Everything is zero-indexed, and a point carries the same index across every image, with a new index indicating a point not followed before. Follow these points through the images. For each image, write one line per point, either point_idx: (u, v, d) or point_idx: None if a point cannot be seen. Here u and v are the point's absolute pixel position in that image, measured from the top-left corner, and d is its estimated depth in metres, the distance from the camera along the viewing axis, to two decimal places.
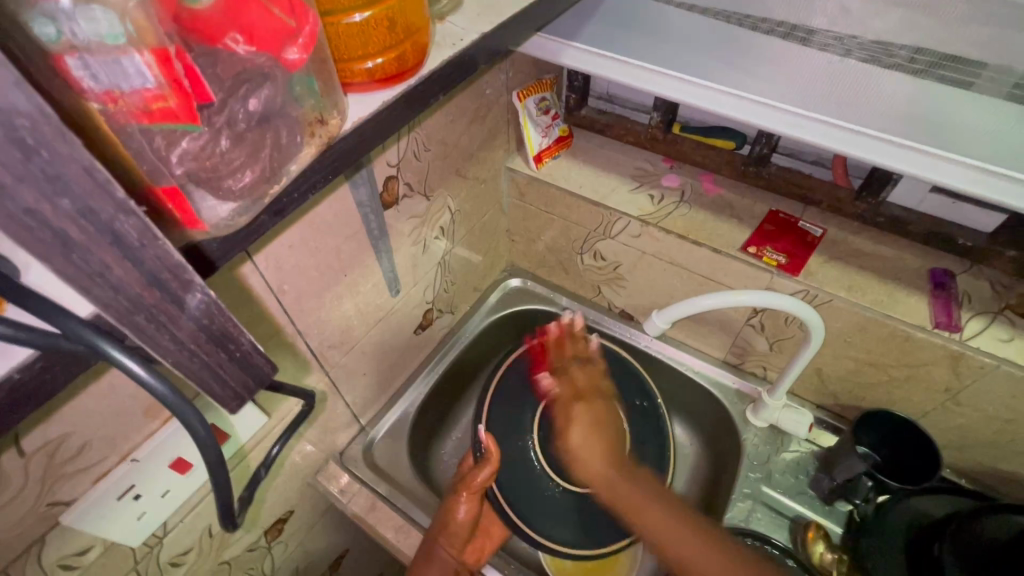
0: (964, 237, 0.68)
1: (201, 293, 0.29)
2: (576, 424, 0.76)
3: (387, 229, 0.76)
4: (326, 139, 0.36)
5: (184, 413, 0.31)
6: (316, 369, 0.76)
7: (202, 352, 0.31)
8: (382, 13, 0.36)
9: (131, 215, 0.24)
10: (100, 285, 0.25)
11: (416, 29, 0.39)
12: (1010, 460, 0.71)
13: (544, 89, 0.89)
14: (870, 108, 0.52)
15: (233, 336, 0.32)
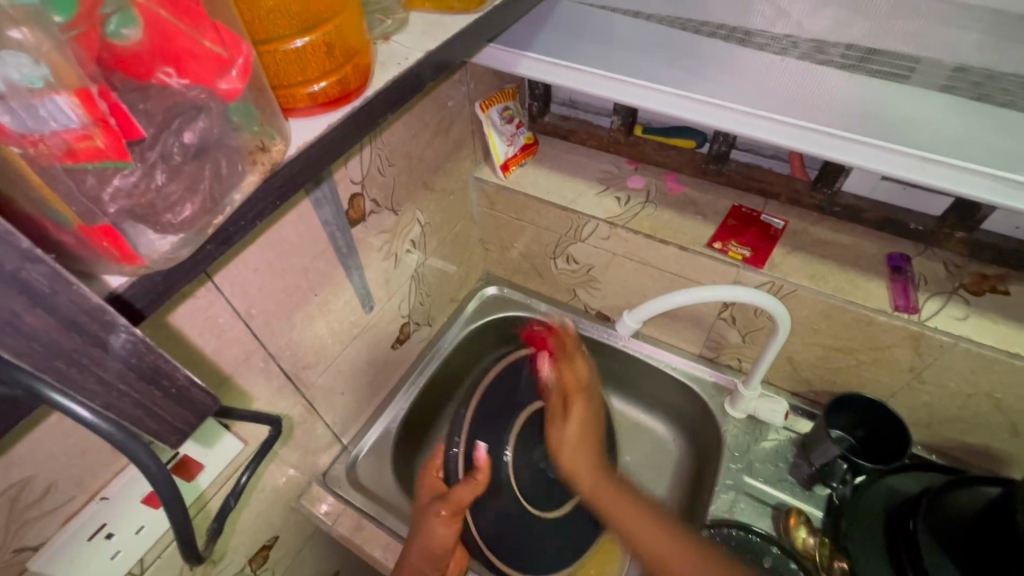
0: (914, 221, 0.71)
1: (127, 333, 0.26)
2: (574, 403, 0.72)
3: (356, 245, 0.72)
4: (271, 167, 0.30)
5: (132, 454, 0.27)
6: (291, 392, 0.71)
7: (134, 391, 0.27)
8: (321, 39, 0.30)
9: (40, 263, 0.22)
10: (9, 333, 0.22)
11: (357, 51, 0.33)
12: (976, 432, 0.74)
13: (507, 99, 0.88)
14: (827, 112, 0.49)
15: (169, 371, 0.28)
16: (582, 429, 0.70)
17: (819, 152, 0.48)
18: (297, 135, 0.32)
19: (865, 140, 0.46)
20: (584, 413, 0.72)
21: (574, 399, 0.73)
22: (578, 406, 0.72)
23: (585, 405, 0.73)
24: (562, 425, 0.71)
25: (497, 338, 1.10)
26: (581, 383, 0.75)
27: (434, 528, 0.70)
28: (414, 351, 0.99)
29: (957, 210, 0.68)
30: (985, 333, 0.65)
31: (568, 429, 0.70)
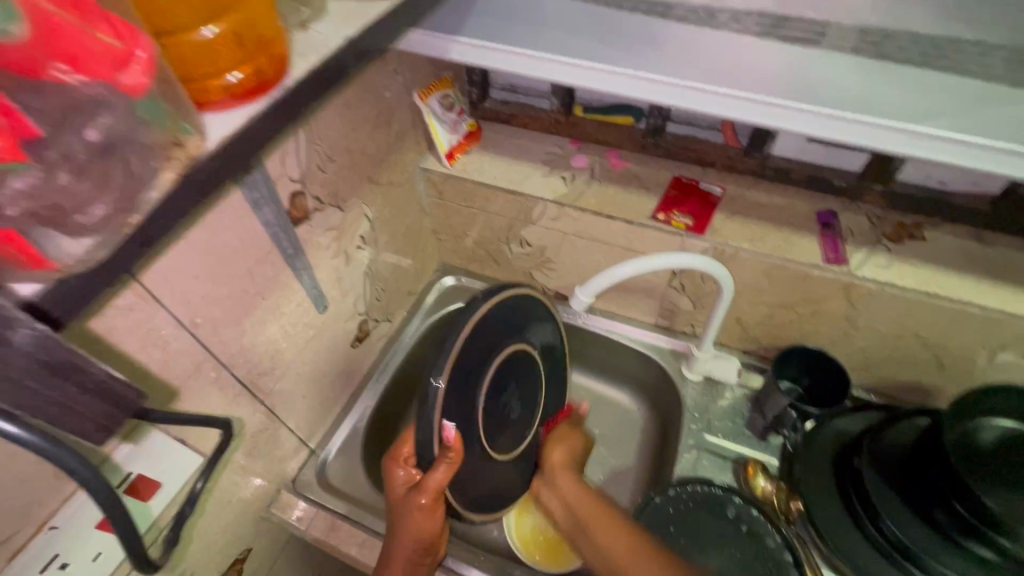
0: (838, 178, 0.76)
1: (31, 328, 0.26)
2: (556, 445, 0.76)
3: (303, 245, 0.71)
4: (187, 163, 0.30)
5: (60, 461, 0.29)
6: (249, 400, 0.70)
7: (46, 388, 0.28)
8: (230, 28, 0.31)
9: None
10: None
11: (270, 40, 0.34)
12: (907, 370, 0.80)
13: (445, 86, 0.88)
14: (748, 77, 0.52)
15: (80, 365, 0.29)
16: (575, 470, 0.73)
17: (743, 117, 0.52)
18: (216, 126, 0.32)
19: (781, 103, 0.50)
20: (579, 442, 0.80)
21: (552, 443, 0.77)
22: (572, 443, 0.77)
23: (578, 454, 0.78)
24: (563, 450, 0.76)
25: None
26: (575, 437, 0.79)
27: (416, 516, 0.65)
28: (376, 349, 0.98)
29: (876, 167, 0.72)
30: (906, 277, 0.70)
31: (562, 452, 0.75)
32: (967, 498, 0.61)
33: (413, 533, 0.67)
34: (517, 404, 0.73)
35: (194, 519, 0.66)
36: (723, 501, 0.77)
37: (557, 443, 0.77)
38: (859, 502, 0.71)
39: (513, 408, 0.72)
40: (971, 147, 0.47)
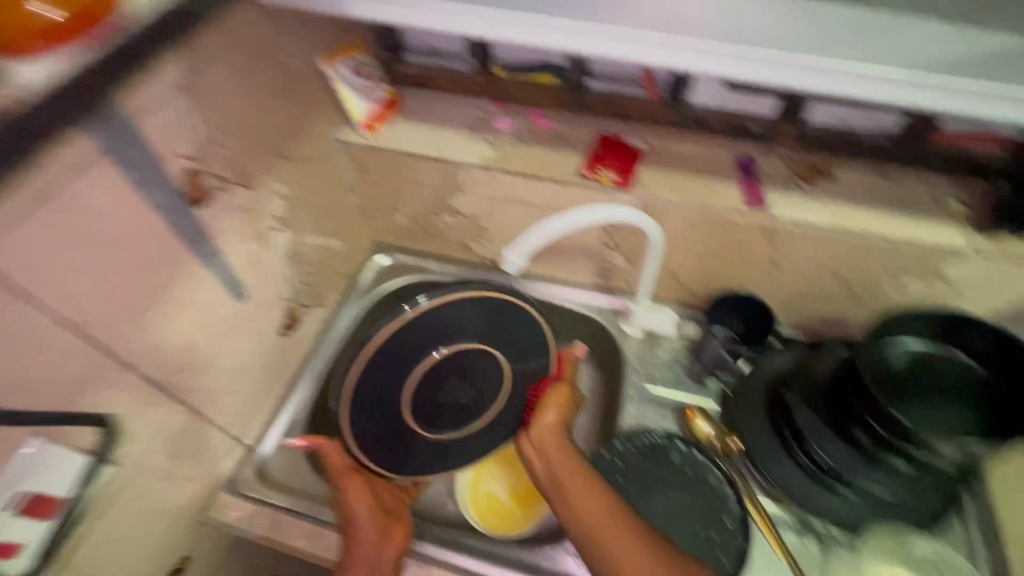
0: (755, 124, 0.78)
1: None
2: (549, 406, 0.69)
3: (207, 229, 0.65)
4: None
5: None
6: (165, 401, 0.65)
7: None
8: None
9: None
10: None
11: None
12: (827, 305, 0.84)
13: (354, 53, 0.84)
14: (681, 21, 0.53)
15: None
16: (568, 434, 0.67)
17: (686, 61, 0.54)
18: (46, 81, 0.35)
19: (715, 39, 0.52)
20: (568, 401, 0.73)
21: (545, 406, 0.69)
22: (567, 405, 0.70)
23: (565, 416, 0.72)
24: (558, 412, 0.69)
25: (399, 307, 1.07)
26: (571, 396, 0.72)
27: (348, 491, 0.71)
28: (308, 336, 0.93)
29: (786, 111, 0.75)
30: (820, 216, 0.73)
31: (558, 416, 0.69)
32: (876, 410, 0.65)
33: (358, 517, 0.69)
34: (472, 394, 0.75)
35: (115, 533, 0.61)
36: (666, 447, 0.80)
37: (554, 403, 0.70)
38: (789, 431, 0.75)
39: (459, 397, 0.74)
40: (871, 73, 0.51)
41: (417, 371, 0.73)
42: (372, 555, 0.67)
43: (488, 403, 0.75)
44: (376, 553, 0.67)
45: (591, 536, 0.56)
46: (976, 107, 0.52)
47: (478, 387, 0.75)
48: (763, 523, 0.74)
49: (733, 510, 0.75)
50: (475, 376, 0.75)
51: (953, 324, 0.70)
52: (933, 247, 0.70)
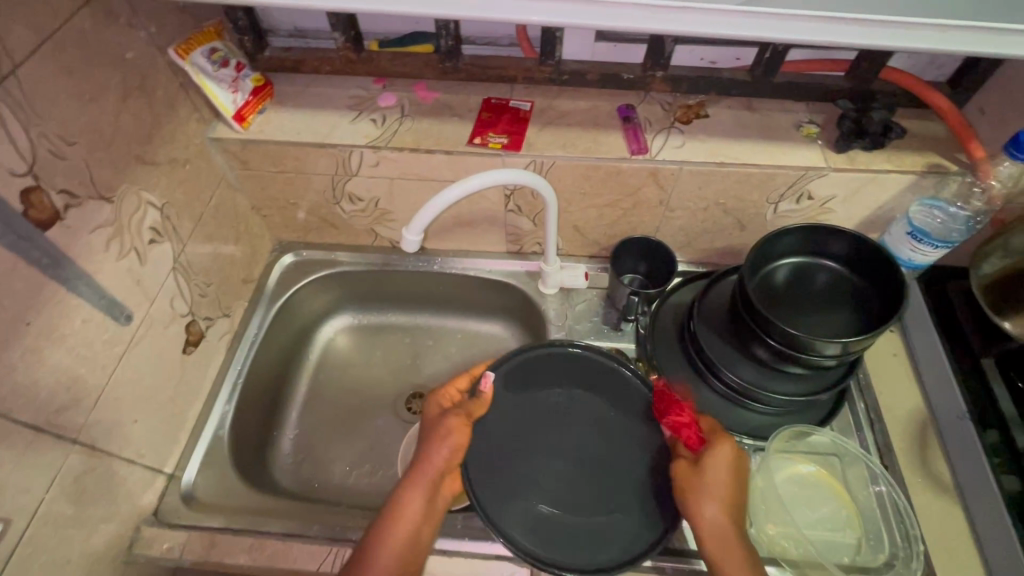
0: (627, 72, 0.80)
1: None
2: (696, 495, 0.62)
3: (65, 251, 0.59)
4: None
5: None
6: (51, 443, 0.59)
7: None
8: None
9: None
10: None
11: None
12: (719, 238, 0.90)
13: (212, 40, 0.78)
14: None
15: None
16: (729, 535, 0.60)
17: (536, 17, 0.58)
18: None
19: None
20: (732, 479, 0.63)
21: (692, 490, 0.63)
22: (718, 491, 0.62)
23: (738, 499, 0.63)
24: (714, 507, 0.61)
25: (315, 305, 1.04)
26: (727, 478, 0.63)
27: (450, 424, 0.70)
28: (217, 349, 0.88)
29: (650, 54, 0.77)
30: (697, 152, 0.77)
31: (721, 513, 0.61)
32: (769, 328, 0.70)
33: (441, 456, 0.68)
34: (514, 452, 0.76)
35: None
36: None
37: (697, 504, 0.62)
38: (702, 361, 0.80)
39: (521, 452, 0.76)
40: (699, 11, 0.56)
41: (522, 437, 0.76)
42: (433, 481, 0.67)
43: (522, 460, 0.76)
44: (436, 479, 0.67)
45: None
46: (798, 36, 0.57)
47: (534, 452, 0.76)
48: None
49: None
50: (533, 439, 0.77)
51: (819, 234, 0.75)
52: (799, 169, 0.76)
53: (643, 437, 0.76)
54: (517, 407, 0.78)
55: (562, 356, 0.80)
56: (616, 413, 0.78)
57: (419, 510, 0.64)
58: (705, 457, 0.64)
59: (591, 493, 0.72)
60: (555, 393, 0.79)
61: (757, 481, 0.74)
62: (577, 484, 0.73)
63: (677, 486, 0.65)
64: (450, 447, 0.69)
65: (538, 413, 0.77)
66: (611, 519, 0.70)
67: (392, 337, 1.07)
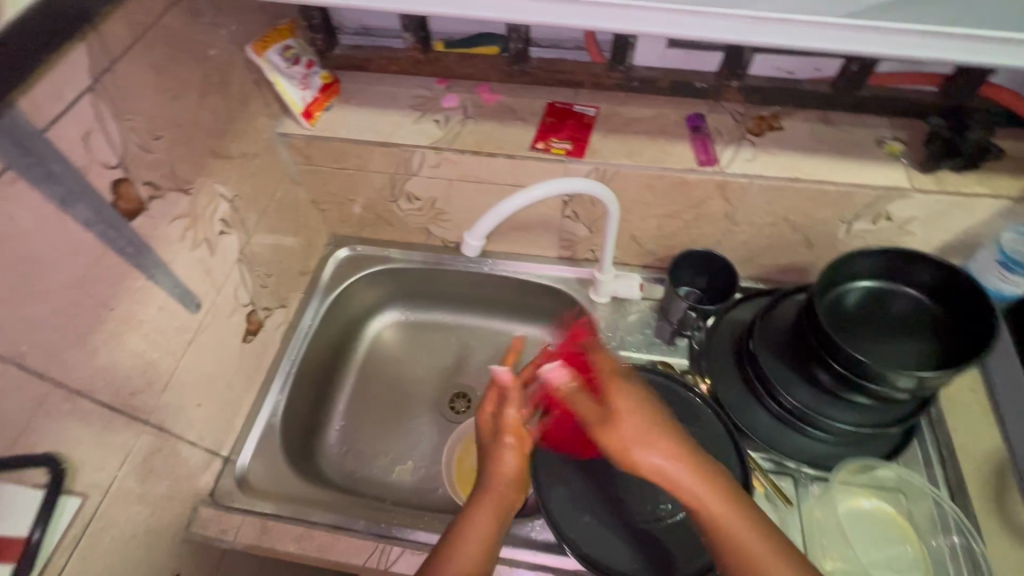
0: (701, 81, 0.78)
1: None
2: (632, 450, 0.55)
3: (146, 241, 0.61)
4: None
5: None
6: (126, 424, 0.62)
7: None
8: None
9: None
10: None
11: None
12: (784, 254, 0.86)
13: (284, 37, 0.79)
14: None
15: None
16: (684, 464, 0.54)
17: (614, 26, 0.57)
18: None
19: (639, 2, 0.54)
20: (636, 409, 0.58)
21: (626, 447, 0.56)
22: (638, 435, 0.56)
23: (654, 421, 0.58)
24: (651, 450, 0.55)
25: (366, 300, 1.05)
26: (640, 415, 0.58)
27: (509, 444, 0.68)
28: (274, 339, 0.91)
29: (727, 63, 0.75)
30: (771, 167, 0.74)
31: (664, 459, 0.55)
32: (835, 351, 0.67)
33: (507, 472, 0.66)
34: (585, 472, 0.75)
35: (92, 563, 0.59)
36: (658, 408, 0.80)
37: (635, 459, 0.55)
38: (758, 379, 0.77)
39: (591, 471, 0.75)
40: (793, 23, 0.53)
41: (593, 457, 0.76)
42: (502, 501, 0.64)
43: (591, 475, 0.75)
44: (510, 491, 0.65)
45: None
46: (906, 52, 0.54)
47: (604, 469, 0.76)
48: (757, 482, 0.75)
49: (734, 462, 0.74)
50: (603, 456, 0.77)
51: (898, 258, 0.71)
52: (879, 188, 0.72)
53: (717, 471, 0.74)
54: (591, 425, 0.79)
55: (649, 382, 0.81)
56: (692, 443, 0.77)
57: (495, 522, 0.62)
58: (607, 405, 0.59)
59: (649, 517, 0.72)
60: None
61: (817, 513, 0.72)
62: (635, 505, 0.73)
63: (607, 448, 0.57)
64: (515, 462, 0.67)
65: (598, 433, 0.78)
66: (663, 545, 0.70)
67: (439, 336, 1.08)
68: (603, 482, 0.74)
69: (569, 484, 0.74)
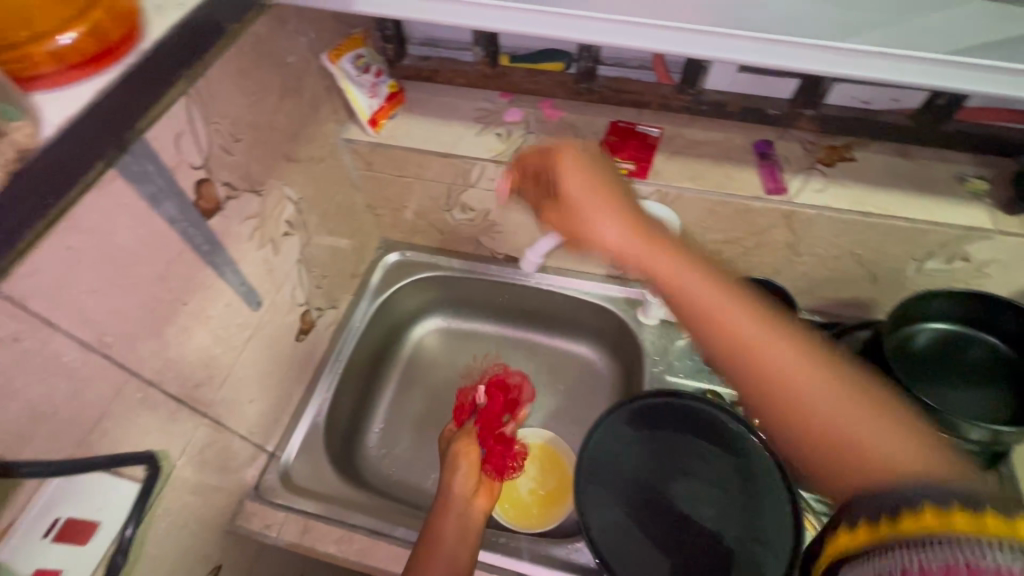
0: (772, 107, 0.76)
1: None
2: (570, 176, 0.50)
3: (220, 239, 0.63)
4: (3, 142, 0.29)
5: None
6: (188, 416, 0.64)
7: None
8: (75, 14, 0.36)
9: None
10: None
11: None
12: (845, 288, 0.84)
13: (356, 46, 0.81)
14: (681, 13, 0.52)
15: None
16: (642, 241, 0.46)
17: (693, 52, 0.52)
18: (55, 102, 0.37)
19: (720, 31, 0.51)
20: (588, 169, 0.50)
21: (581, 215, 0.49)
22: (578, 184, 0.49)
23: (598, 178, 0.50)
24: (603, 216, 0.48)
25: (412, 305, 1.07)
26: (588, 185, 0.49)
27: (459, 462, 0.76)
28: (324, 339, 0.93)
29: (803, 91, 0.73)
30: (841, 199, 0.72)
31: (613, 223, 0.47)
32: None
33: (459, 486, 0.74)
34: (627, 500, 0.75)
35: (149, 548, 0.60)
36: (707, 440, 0.79)
37: (574, 227, 0.49)
38: None
39: (634, 499, 0.75)
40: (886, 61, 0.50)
41: (636, 485, 0.76)
42: (462, 507, 0.71)
43: (634, 503, 0.75)
44: (464, 508, 0.71)
45: (829, 425, 0.36)
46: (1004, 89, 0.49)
47: (646, 498, 0.75)
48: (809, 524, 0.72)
49: (786, 502, 0.72)
50: (647, 485, 0.76)
51: (976, 303, 0.68)
52: (958, 228, 0.69)
53: (763, 512, 0.72)
54: (637, 452, 0.79)
55: (699, 415, 0.80)
56: (739, 481, 0.75)
57: (455, 545, 0.67)
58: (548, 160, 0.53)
59: (691, 552, 0.71)
60: (674, 442, 0.79)
61: None
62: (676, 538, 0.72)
63: (566, 236, 0.51)
64: (466, 480, 0.75)
65: (642, 461, 0.78)
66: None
67: (480, 346, 1.08)
68: (645, 512, 0.74)
69: (610, 510, 0.74)
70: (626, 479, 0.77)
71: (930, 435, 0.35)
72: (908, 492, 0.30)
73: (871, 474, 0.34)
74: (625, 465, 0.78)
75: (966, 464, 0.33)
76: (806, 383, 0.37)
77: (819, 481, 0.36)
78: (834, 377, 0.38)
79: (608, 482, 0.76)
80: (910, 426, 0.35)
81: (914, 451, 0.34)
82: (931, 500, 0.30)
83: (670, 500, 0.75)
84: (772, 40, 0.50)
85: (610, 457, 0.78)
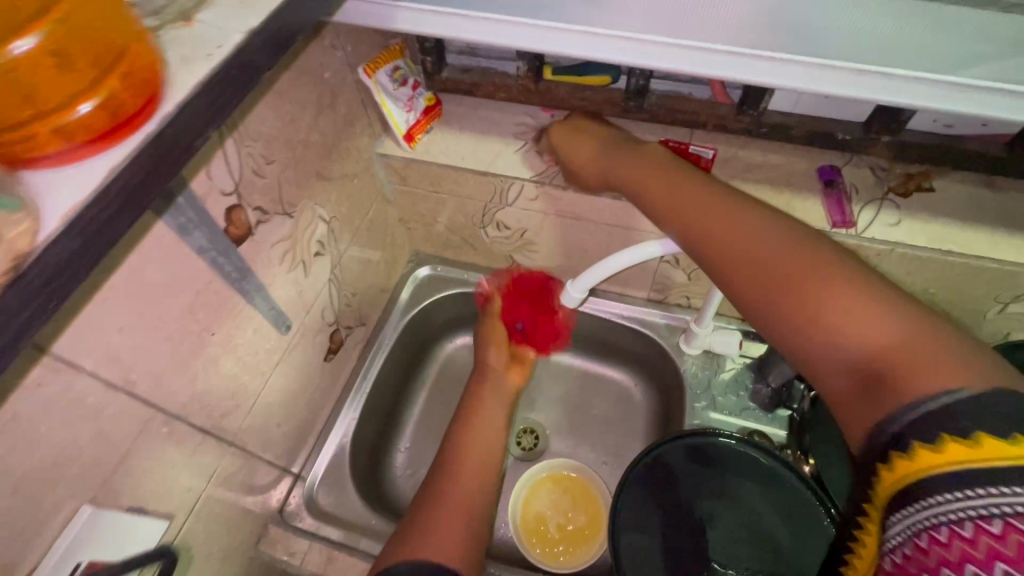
0: (844, 132, 0.67)
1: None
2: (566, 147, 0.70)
3: (250, 266, 0.61)
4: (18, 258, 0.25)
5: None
6: (214, 446, 0.62)
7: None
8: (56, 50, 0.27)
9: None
10: None
11: (119, 51, 0.30)
12: None
13: (394, 58, 0.77)
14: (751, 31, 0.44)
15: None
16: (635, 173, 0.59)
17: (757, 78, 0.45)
18: (57, 188, 0.28)
19: (795, 55, 0.43)
20: (572, 139, 0.70)
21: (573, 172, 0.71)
22: (576, 152, 0.69)
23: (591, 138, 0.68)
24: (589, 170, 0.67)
25: (441, 321, 1.03)
26: (583, 147, 0.68)
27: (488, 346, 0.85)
28: (351, 356, 0.90)
29: (881, 115, 0.64)
30: (917, 235, 0.66)
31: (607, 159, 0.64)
32: None
33: (487, 368, 0.82)
34: (663, 532, 0.70)
35: None
36: (757, 484, 0.72)
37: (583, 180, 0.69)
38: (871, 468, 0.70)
39: (672, 534, 0.70)
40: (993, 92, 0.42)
41: (676, 523, 0.71)
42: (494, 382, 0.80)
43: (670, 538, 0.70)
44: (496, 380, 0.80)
45: (816, 305, 0.41)
46: None
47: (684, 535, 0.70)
48: None
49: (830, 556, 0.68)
50: (687, 524, 0.71)
51: None
52: None
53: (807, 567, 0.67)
54: (682, 488, 0.72)
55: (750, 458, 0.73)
56: (785, 532, 0.70)
57: (482, 446, 0.70)
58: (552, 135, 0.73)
59: None
60: (722, 483, 0.73)
61: None
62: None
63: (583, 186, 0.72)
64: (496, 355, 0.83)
65: (687, 498, 0.72)
66: None
67: None
68: (684, 549, 0.69)
69: (645, 541, 0.69)
70: (665, 511, 0.71)
71: (904, 305, 0.39)
72: (926, 405, 0.33)
73: (877, 359, 0.37)
74: (667, 498, 0.72)
75: (965, 347, 0.35)
76: (798, 274, 0.42)
77: (817, 371, 0.41)
78: (828, 266, 0.42)
79: (646, 514, 0.71)
80: (901, 308, 0.38)
81: (913, 333, 0.37)
82: (933, 398, 0.33)
83: (712, 545, 0.70)
84: (859, 68, 0.43)
85: (655, 490, 0.72)
